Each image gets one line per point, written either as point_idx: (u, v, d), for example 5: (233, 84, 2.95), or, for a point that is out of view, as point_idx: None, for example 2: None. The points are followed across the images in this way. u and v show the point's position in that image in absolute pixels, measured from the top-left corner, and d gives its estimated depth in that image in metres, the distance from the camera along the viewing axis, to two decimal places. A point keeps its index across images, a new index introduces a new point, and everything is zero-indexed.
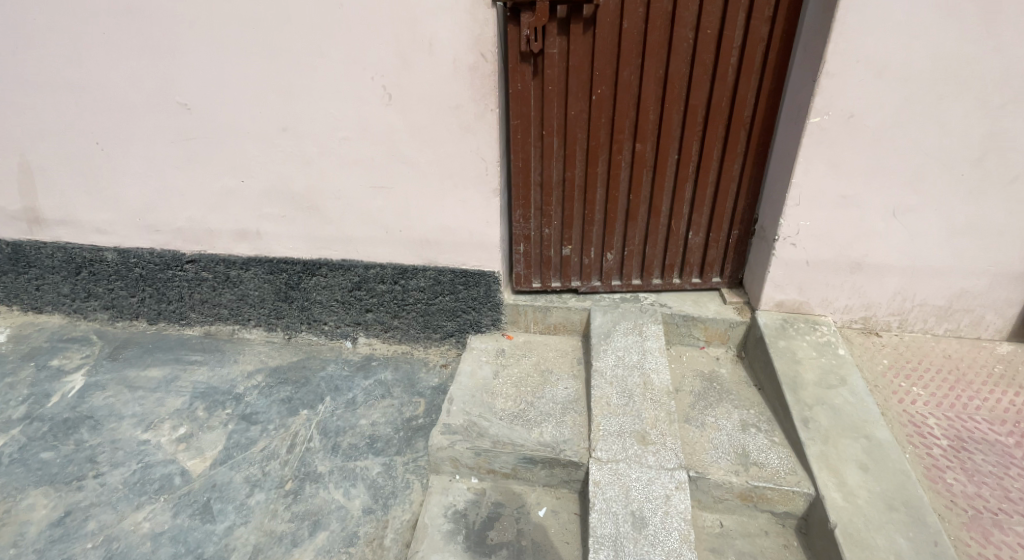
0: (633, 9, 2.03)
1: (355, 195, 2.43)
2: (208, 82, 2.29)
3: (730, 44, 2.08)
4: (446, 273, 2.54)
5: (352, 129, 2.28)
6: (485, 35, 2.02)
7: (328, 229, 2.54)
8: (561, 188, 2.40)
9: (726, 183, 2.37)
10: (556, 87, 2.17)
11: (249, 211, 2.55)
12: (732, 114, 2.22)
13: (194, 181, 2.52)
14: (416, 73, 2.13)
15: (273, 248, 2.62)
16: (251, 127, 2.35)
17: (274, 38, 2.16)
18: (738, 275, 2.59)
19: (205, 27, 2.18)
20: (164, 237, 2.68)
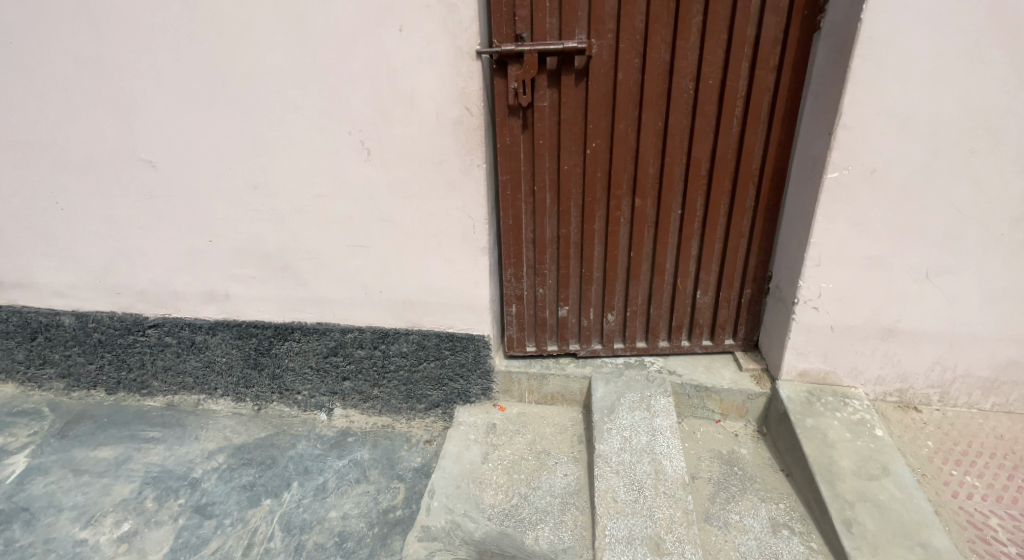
0: (628, 59, 1.88)
1: (332, 254, 2.22)
2: (173, 138, 2.11)
3: (734, 95, 1.91)
4: (431, 337, 2.30)
5: (328, 185, 2.09)
6: (470, 88, 1.87)
7: (301, 290, 2.32)
8: (556, 246, 2.19)
9: (735, 239, 2.16)
10: (547, 140, 2.00)
11: (217, 272, 2.34)
12: (740, 168, 2.04)
13: (159, 241, 2.31)
14: (397, 127, 1.96)
15: (243, 311, 2.40)
16: (220, 184, 2.16)
17: (242, 91, 1.99)
18: (754, 337, 2.35)
19: (169, 80, 2.02)
20: (126, 299, 2.46)
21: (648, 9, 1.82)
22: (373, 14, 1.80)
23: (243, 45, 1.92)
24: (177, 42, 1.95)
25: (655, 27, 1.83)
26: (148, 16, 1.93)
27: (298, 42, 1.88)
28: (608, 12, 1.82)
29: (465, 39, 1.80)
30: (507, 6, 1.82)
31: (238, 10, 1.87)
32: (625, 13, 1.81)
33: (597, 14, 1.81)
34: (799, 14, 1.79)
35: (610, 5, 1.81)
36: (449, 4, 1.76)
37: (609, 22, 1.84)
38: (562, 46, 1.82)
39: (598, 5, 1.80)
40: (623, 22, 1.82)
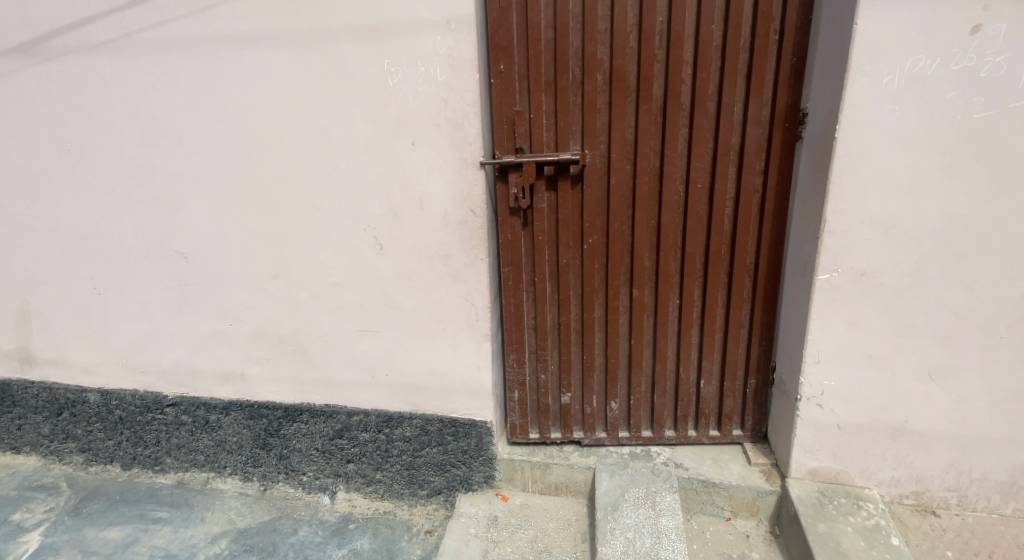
0: (621, 167, 2.02)
1: (342, 339, 2.31)
2: (204, 232, 2.29)
3: (723, 198, 2.05)
4: (434, 422, 2.32)
5: (342, 275, 2.22)
6: (474, 193, 2.02)
7: (312, 372, 2.39)
8: (558, 334, 2.22)
9: (735, 329, 2.19)
10: (546, 237, 2.10)
11: (235, 354, 2.44)
12: (734, 262, 2.12)
13: (183, 324, 2.45)
14: (407, 226, 2.11)
15: (256, 392, 2.48)
16: (243, 273, 2.31)
17: (270, 193, 2.18)
18: (762, 428, 2.31)
19: (205, 183, 2.22)
20: (149, 378, 2.58)
21: (637, 124, 1.98)
22: (390, 130, 2.01)
23: (275, 155, 2.13)
24: (215, 151, 2.18)
25: (644, 139, 1.98)
26: (193, 130, 2.17)
27: (322, 152, 2.09)
28: (599, 127, 1.99)
29: (469, 151, 1.97)
30: (507, 123, 1.98)
31: (272, 125, 2.10)
32: (616, 128, 1.97)
33: (589, 129, 1.97)
34: (779, 126, 1.97)
35: (602, 121, 1.98)
36: (457, 122, 1.96)
37: (601, 135, 2.00)
38: (558, 158, 1.97)
39: (590, 121, 1.96)
40: (614, 135, 1.98)
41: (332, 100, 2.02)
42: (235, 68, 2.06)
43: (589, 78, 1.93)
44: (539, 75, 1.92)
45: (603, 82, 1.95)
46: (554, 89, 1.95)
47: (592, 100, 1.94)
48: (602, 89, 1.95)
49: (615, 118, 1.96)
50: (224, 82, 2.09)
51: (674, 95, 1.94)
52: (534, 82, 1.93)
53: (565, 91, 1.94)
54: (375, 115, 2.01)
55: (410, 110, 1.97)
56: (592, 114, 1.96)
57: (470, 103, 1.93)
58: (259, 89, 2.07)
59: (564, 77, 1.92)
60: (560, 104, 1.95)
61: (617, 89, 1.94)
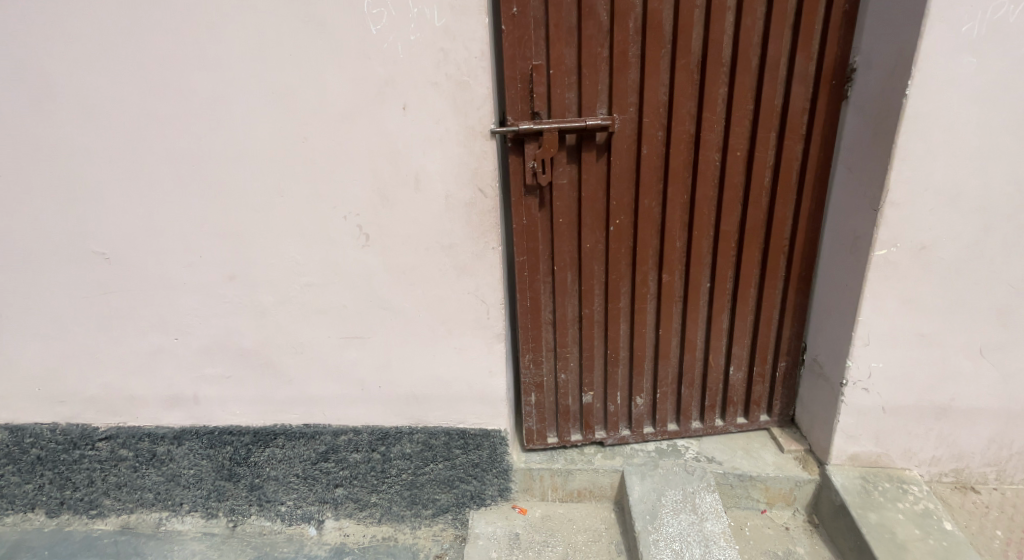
0: (652, 134, 1.74)
1: (323, 348, 1.93)
2: (133, 227, 1.80)
3: (763, 166, 1.82)
4: (438, 435, 2.01)
5: (319, 273, 1.83)
6: (484, 168, 1.67)
7: (286, 388, 2.00)
8: (579, 328, 1.96)
9: (768, 311, 2.03)
10: (566, 219, 1.81)
11: (184, 373, 1.99)
12: (771, 238, 1.93)
13: (113, 340, 1.96)
14: (400, 211, 1.74)
15: (215, 416, 2.06)
16: (189, 276, 1.85)
17: (218, 175, 1.72)
18: (789, 411, 2.19)
19: (129, 164, 1.73)
20: (71, 409, 2.07)
21: (671, 82, 1.69)
22: (375, 91, 1.60)
23: (224, 125, 1.67)
24: (140, 123, 1.68)
25: (679, 101, 1.71)
26: (107, 94, 1.66)
27: (286, 121, 1.65)
28: (630, 85, 1.68)
29: (477, 117, 1.62)
30: (521, 81, 1.62)
31: (216, 87, 1.63)
32: (649, 87, 1.67)
33: (619, 88, 1.66)
34: (827, 83, 1.74)
35: (633, 79, 1.68)
36: (462, 81, 1.58)
37: (631, 95, 1.69)
38: (584, 125, 1.65)
39: (620, 79, 1.65)
40: (647, 95, 1.68)
41: (296, 54, 1.58)
42: (159, 11, 1.57)
43: (621, 25, 1.60)
44: (561, 22, 1.57)
45: (635, 30, 1.63)
46: (578, 39, 1.61)
47: (623, 52, 1.63)
48: (634, 39, 1.63)
49: (649, 75, 1.66)
50: (146, 31, 1.59)
51: (715, 47, 1.66)
52: (555, 30, 1.57)
53: (592, 41, 1.60)
54: (354, 74, 1.59)
55: (400, 66, 1.57)
56: (622, 70, 1.64)
57: (477, 57, 1.56)
58: (195, 40, 1.59)
59: (591, 24, 1.59)
60: (585, 58, 1.62)
61: (653, 39, 1.62)
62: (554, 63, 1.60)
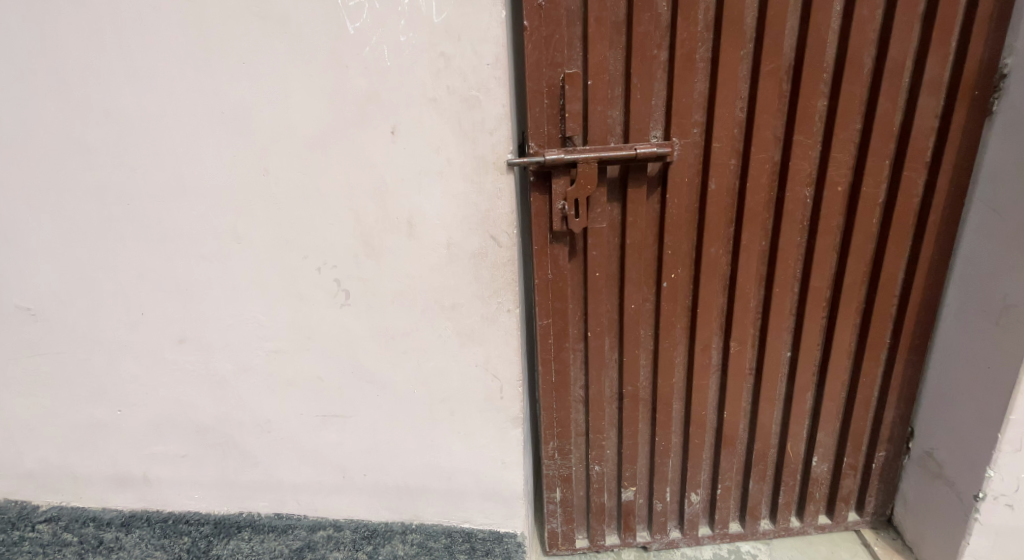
0: (723, 163, 1.30)
1: (296, 428, 1.55)
2: (60, 277, 1.43)
3: (870, 205, 1.37)
4: (438, 537, 1.59)
5: (289, 338, 1.44)
6: (498, 210, 1.26)
7: (253, 472, 1.62)
8: (619, 408, 1.53)
9: (866, 389, 1.56)
10: (606, 272, 1.38)
11: (132, 449, 1.63)
12: (875, 297, 1.47)
13: (46, 411, 1.60)
14: (388, 264, 1.34)
15: (171, 499, 1.69)
16: (131, 338, 1.48)
17: (158, 215, 1.34)
18: (886, 512, 1.71)
19: (49, 201, 1.36)
20: (5, 484, 1.72)
21: (752, 95, 1.26)
22: (353, 111, 1.20)
23: (163, 153, 1.29)
24: (58, 148, 1.31)
25: (761, 120, 1.27)
26: (17, 113, 1.29)
27: (240, 149, 1.26)
28: (695, 98, 1.24)
29: (489, 144, 1.20)
30: (549, 96, 1.19)
31: (150, 104, 1.25)
32: (723, 102, 1.24)
33: (681, 103, 1.23)
34: (966, 96, 1.27)
35: (700, 90, 1.24)
36: (469, 97, 1.17)
37: (696, 111, 1.26)
38: (634, 154, 1.22)
39: (683, 91, 1.22)
40: (718, 112, 1.25)
41: (250, 60, 1.19)
42: (74, 6, 1.19)
43: (687, 18, 1.16)
44: (606, 14, 1.14)
45: (705, 24, 1.19)
46: (627, 38, 1.18)
47: (689, 55, 1.19)
48: (703, 37, 1.20)
49: (723, 85, 1.23)
50: (59, 30, 1.22)
51: (815, 49, 1.22)
52: (597, 26, 1.14)
53: (647, 40, 1.17)
54: (324, 86, 1.19)
55: (385, 75, 1.17)
56: (686, 78, 1.21)
57: (489, 64, 1.14)
58: (122, 44, 1.21)
59: (645, 16, 1.15)
60: (637, 64, 1.18)
61: (730, 37, 1.19)
62: (594, 71, 1.17)
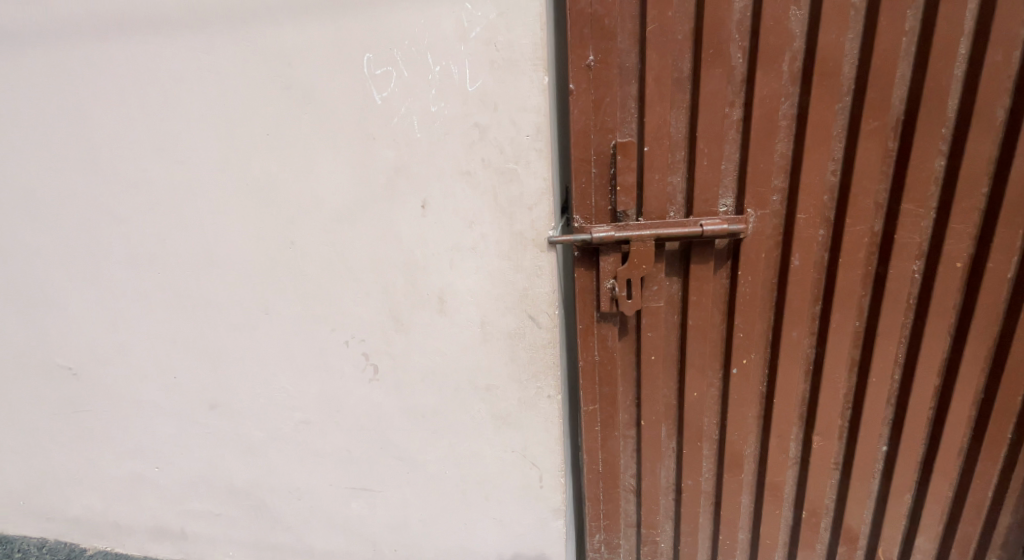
0: (810, 236, 1.09)
1: (326, 497, 1.47)
2: (98, 339, 1.42)
3: (999, 283, 1.11)
4: None
5: (317, 410, 1.36)
6: (537, 289, 1.12)
7: (284, 535, 1.56)
8: (676, 501, 1.34)
9: (986, 496, 1.27)
10: (663, 354, 1.20)
11: (169, 504, 1.61)
12: (1001, 391, 1.19)
13: (90, 462, 1.61)
14: (417, 340, 1.22)
15: (208, 554, 1.66)
16: (166, 401, 1.45)
17: (187, 282, 1.29)
18: None
19: (85, 266, 1.34)
20: (56, 528, 1.75)
21: (847, 157, 1.06)
22: (380, 183, 1.11)
23: (189, 222, 1.23)
24: (91, 215, 1.28)
25: (858, 186, 1.06)
26: (52, 182, 1.27)
27: (264, 219, 1.18)
28: (776, 162, 1.05)
29: (528, 220, 1.08)
30: (597, 164, 1.05)
31: (176, 173, 1.20)
32: (811, 166, 1.04)
33: (758, 168, 1.04)
34: None
35: (782, 152, 1.05)
36: (507, 170, 1.05)
37: (777, 177, 1.06)
38: (700, 232, 1.03)
39: (761, 155, 1.04)
40: (805, 178, 1.05)
41: (275, 130, 1.11)
42: (105, 78, 1.16)
43: (768, 71, 0.99)
44: (667, 71, 0.99)
45: (790, 77, 1.01)
46: (692, 96, 1.02)
47: (771, 113, 1.01)
48: (788, 92, 1.02)
49: (812, 147, 1.03)
50: (91, 101, 1.18)
51: (929, 103, 1.01)
52: (656, 86, 1.00)
53: (717, 98, 1.00)
54: (351, 158, 1.10)
55: (415, 147, 1.07)
56: (766, 141, 1.03)
57: (529, 135, 1.03)
58: (150, 114, 1.17)
59: (716, 73, 0.99)
60: (703, 125, 1.02)
61: (822, 91, 1.00)
62: (651, 136, 1.02)
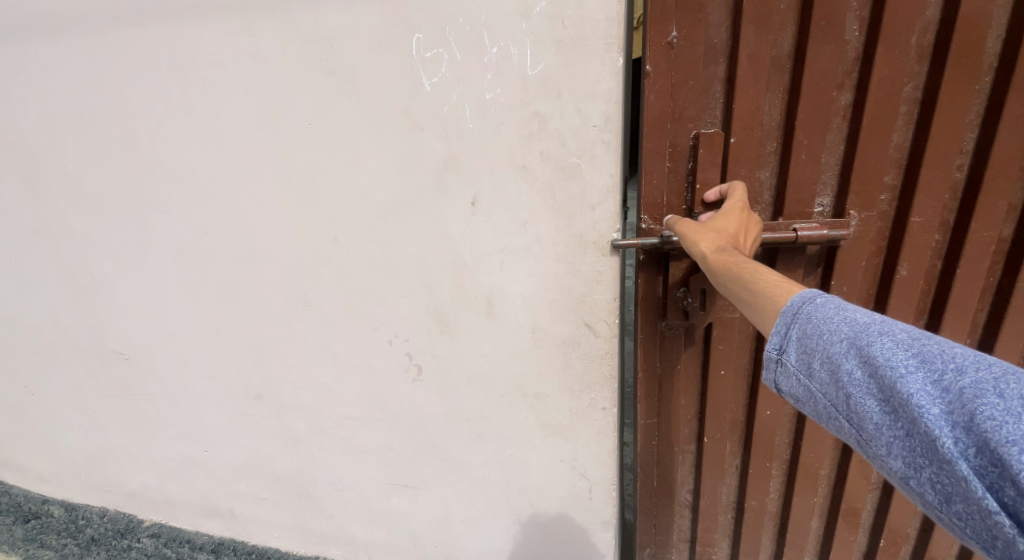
0: (924, 242, 0.96)
1: (368, 491, 1.44)
2: (146, 327, 1.40)
3: None
4: None
5: (359, 407, 1.31)
6: (596, 296, 1.03)
7: (327, 523, 1.56)
8: (736, 520, 1.24)
9: None
10: (734, 368, 1.08)
11: (217, 485, 1.63)
12: None
13: (144, 441, 1.64)
14: (464, 344, 1.14)
15: (254, 533, 1.68)
16: (213, 389, 1.44)
17: (228, 274, 1.24)
18: None
19: (131, 253, 1.31)
20: (116, 498, 1.82)
21: (980, 149, 0.93)
22: (429, 178, 1.01)
23: (231, 213, 1.17)
24: (135, 202, 1.24)
25: (990, 184, 0.93)
26: (96, 168, 1.23)
27: (307, 212, 1.11)
28: (891, 155, 0.94)
29: (590, 221, 0.97)
30: (672, 157, 0.96)
31: (217, 162, 1.13)
32: (934, 160, 0.92)
33: (867, 164, 0.94)
34: None
35: (897, 144, 0.94)
36: (568, 165, 0.94)
37: (889, 173, 0.95)
38: (795, 236, 0.93)
39: (872, 148, 0.93)
40: (924, 174, 0.93)
41: (317, 119, 1.03)
42: (143, 61, 1.09)
43: (890, 48, 0.88)
44: (766, 50, 0.90)
45: (918, 54, 0.89)
46: (794, 78, 0.92)
47: (890, 97, 0.90)
48: (913, 72, 0.90)
49: (937, 136, 0.91)
50: (131, 86, 1.12)
51: None
52: (751, 66, 0.90)
53: (826, 80, 0.90)
54: (396, 150, 1.01)
55: (467, 138, 0.97)
56: (881, 130, 0.92)
57: (596, 126, 0.92)
58: (189, 100, 1.10)
59: (827, 50, 0.89)
60: (803, 111, 0.92)
61: (954, 72, 0.88)
62: (740, 126, 0.93)
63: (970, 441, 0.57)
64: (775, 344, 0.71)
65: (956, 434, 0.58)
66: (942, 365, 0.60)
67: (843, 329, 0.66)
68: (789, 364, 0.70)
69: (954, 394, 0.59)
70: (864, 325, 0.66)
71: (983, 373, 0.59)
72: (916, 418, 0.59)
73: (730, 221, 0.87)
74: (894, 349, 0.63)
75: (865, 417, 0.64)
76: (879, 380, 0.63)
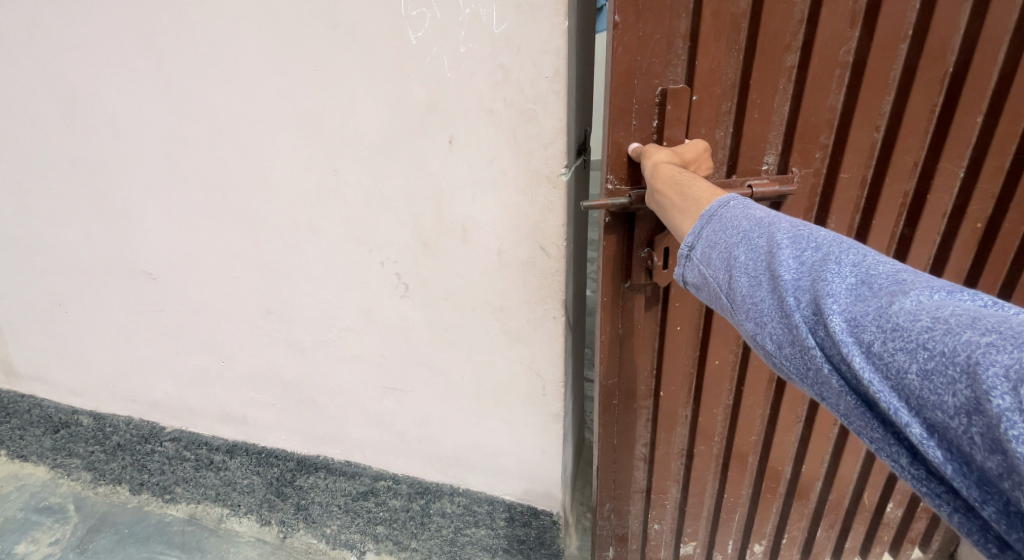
0: (851, 196, 1.22)
1: (361, 395, 1.69)
2: (172, 250, 1.62)
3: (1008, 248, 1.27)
4: (481, 503, 1.75)
5: (357, 320, 1.55)
6: (548, 223, 1.25)
7: (327, 426, 1.82)
8: (687, 466, 1.51)
9: None
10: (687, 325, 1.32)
11: (231, 392, 1.88)
12: None
13: (168, 354, 1.88)
14: (445, 265, 1.37)
15: (264, 437, 1.94)
16: (230, 305, 1.67)
17: (246, 202, 1.46)
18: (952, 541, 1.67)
19: (160, 184, 1.52)
20: (141, 407, 2.07)
21: (897, 111, 1.15)
22: (414, 119, 1.22)
23: (249, 149, 1.38)
24: (165, 138, 1.44)
25: (903, 143, 1.17)
26: (133, 110, 1.43)
27: (315, 149, 1.32)
28: (825, 116, 1.16)
29: (544, 157, 1.19)
30: (640, 113, 1.16)
31: (239, 105, 1.33)
32: (862, 121, 1.15)
33: (808, 122, 1.15)
34: None
35: (833, 105, 1.15)
36: (526, 110, 1.15)
37: (825, 134, 1.17)
38: (749, 190, 1.16)
39: (813, 110, 1.14)
40: (852, 133, 1.16)
41: (322, 66, 1.23)
42: (174, 12, 1.27)
43: (833, 11, 1.07)
44: (726, 7, 1.07)
45: (852, 19, 1.08)
46: (749, 39, 1.11)
47: (829, 61, 1.11)
48: (849, 37, 1.09)
49: (864, 97, 1.13)
50: (163, 36, 1.31)
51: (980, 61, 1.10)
52: (713, 23, 1.08)
53: (777, 39, 1.10)
54: (389, 95, 1.21)
55: (445, 84, 1.17)
56: (820, 91, 1.13)
57: (547, 77, 1.12)
58: (213, 48, 1.29)
59: (780, 9, 1.07)
60: (761, 72, 1.12)
61: (881, 42, 1.09)
62: (701, 85, 1.13)
63: (802, 299, 0.69)
64: (689, 241, 0.86)
65: (796, 297, 0.69)
66: (807, 245, 0.72)
67: (728, 215, 0.81)
68: (692, 253, 0.85)
69: (811, 268, 0.70)
70: (751, 216, 0.80)
71: (830, 246, 0.71)
72: (780, 292, 0.71)
73: (689, 151, 1.11)
74: (762, 229, 0.77)
75: (749, 300, 0.74)
76: (765, 266, 0.74)
